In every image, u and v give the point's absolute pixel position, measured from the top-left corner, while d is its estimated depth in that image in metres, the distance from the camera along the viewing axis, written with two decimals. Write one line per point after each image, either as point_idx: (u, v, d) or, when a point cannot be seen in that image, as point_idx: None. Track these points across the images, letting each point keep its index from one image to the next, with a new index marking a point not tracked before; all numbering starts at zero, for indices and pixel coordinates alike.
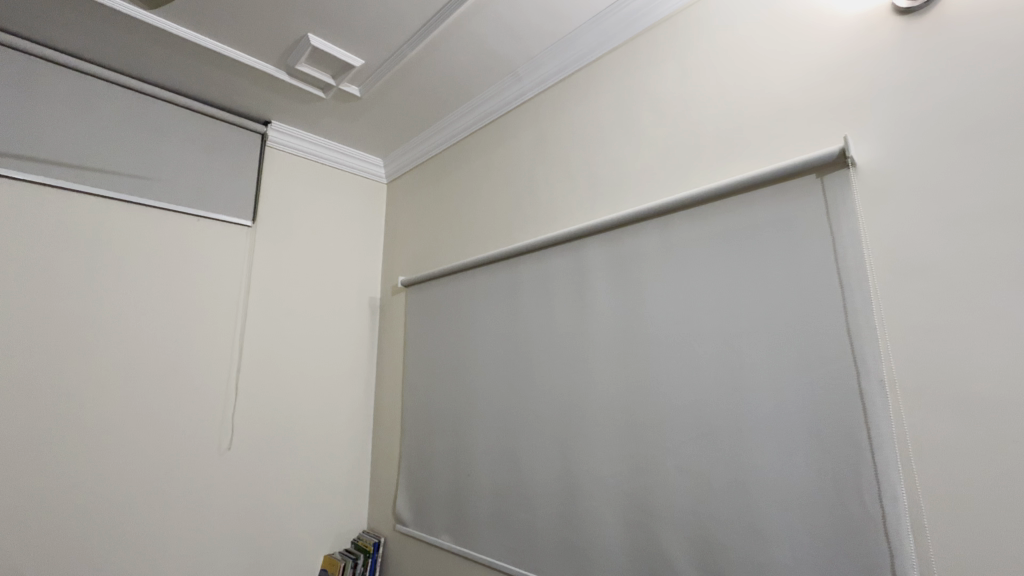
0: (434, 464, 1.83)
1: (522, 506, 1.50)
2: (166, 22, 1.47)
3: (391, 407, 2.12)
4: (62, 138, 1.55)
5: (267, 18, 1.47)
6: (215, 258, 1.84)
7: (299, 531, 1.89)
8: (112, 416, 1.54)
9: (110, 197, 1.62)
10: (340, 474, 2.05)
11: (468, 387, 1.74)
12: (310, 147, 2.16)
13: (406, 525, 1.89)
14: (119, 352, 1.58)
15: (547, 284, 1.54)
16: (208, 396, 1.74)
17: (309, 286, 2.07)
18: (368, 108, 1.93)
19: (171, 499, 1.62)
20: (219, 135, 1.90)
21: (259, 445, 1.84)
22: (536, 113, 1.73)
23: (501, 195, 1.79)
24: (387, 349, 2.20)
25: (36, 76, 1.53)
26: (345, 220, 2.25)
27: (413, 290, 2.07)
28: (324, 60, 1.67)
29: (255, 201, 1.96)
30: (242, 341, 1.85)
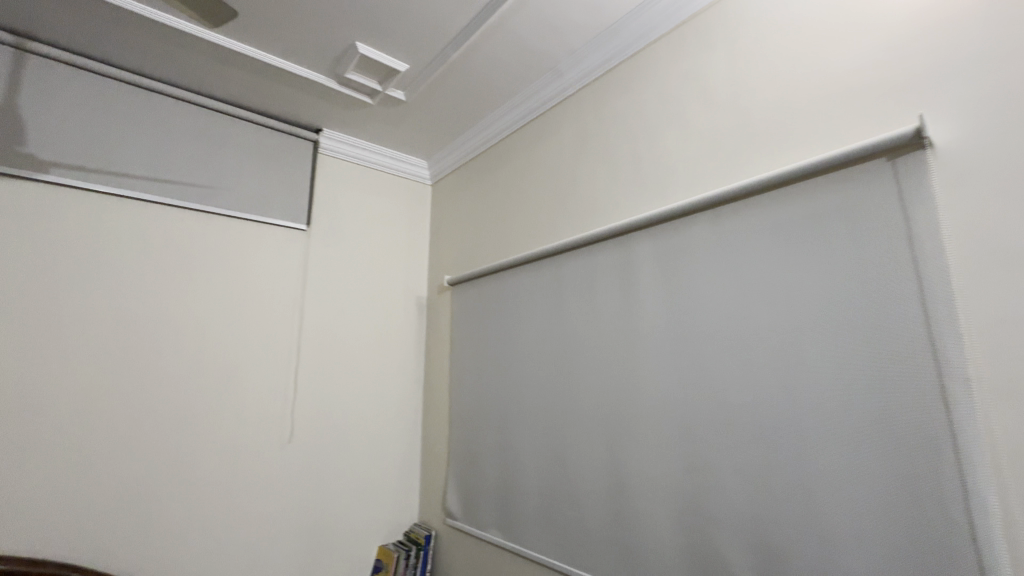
0: (482, 461, 1.85)
1: (571, 504, 1.49)
2: (227, 39, 1.58)
3: (439, 404, 2.16)
4: (136, 154, 1.69)
5: (316, 29, 1.54)
6: (273, 261, 1.94)
7: (354, 522, 1.97)
8: (186, 409, 1.67)
9: (182, 206, 1.75)
10: (392, 468, 2.12)
11: (514, 385, 1.75)
12: (358, 152, 2.23)
13: (456, 519, 1.92)
14: (191, 350, 1.71)
15: (592, 280, 1.52)
16: (269, 391, 1.85)
17: (359, 286, 2.15)
18: (413, 111, 1.97)
19: (238, 488, 1.73)
20: (275, 144, 2.01)
21: (316, 438, 1.93)
22: (578, 108, 1.71)
23: (544, 192, 1.79)
24: (435, 347, 2.25)
25: (117, 98, 1.68)
26: (392, 222, 2.31)
27: (459, 289, 2.10)
28: (370, 67, 1.72)
29: (308, 206, 2.06)
30: (299, 340, 1.95)
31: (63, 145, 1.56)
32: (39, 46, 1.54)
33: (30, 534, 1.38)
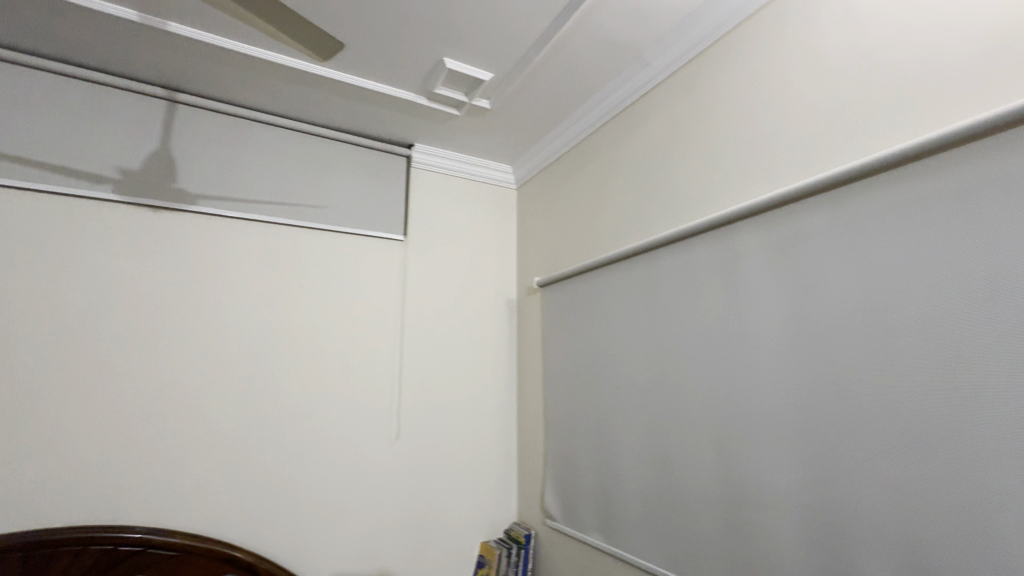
0: (578, 463, 1.83)
1: (678, 510, 1.42)
2: (333, 71, 1.72)
3: (533, 405, 2.18)
4: (260, 181, 1.91)
5: (408, 50, 1.63)
6: (376, 270, 2.08)
7: (457, 517, 2.06)
8: (309, 407, 1.85)
9: (299, 225, 1.95)
10: (490, 466, 2.18)
11: (610, 385, 1.72)
12: (447, 163, 2.33)
13: (555, 521, 1.92)
14: (311, 354, 1.89)
15: (692, 275, 1.45)
16: (377, 391, 1.99)
17: (453, 291, 2.24)
18: (498, 118, 2.02)
19: (354, 480, 1.89)
20: (374, 162, 2.16)
21: (420, 436, 2.04)
22: (668, 96, 1.63)
23: (634, 186, 1.74)
24: (526, 348, 2.27)
25: (245, 134, 1.91)
26: (481, 227, 2.38)
27: (549, 290, 2.11)
28: (456, 80, 1.79)
29: (404, 217, 2.18)
30: (402, 343, 2.08)
31: (205, 179, 1.81)
32: (184, 96, 1.80)
33: (194, 513, 1.62)
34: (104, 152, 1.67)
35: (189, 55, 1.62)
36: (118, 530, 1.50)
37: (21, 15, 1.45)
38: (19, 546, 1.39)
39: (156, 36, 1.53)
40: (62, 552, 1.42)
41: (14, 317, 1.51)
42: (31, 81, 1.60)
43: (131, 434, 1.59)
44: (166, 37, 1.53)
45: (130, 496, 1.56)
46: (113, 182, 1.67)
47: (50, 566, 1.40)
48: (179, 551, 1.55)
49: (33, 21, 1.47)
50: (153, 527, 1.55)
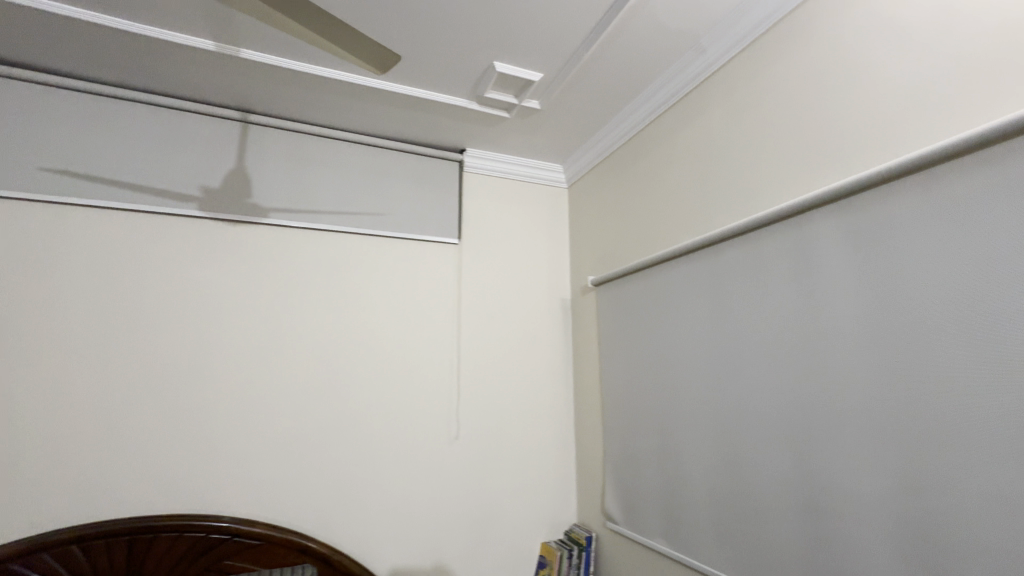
0: (640, 466, 1.79)
1: (750, 516, 1.35)
2: (391, 83, 1.79)
3: (591, 406, 2.15)
4: (325, 193, 2.02)
5: (459, 58, 1.66)
6: (433, 274, 2.14)
7: (517, 516, 2.08)
8: (374, 407, 1.94)
9: (360, 233, 2.04)
10: (549, 467, 2.17)
11: (672, 386, 1.66)
12: (498, 165, 2.35)
13: (617, 523, 1.89)
14: (374, 355, 1.98)
15: (759, 269, 1.37)
16: (437, 391, 2.04)
17: (508, 292, 2.26)
18: (548, 117, 2.01)
19: (417, 478, 1.95)
20: (428, 168, 2.22)
21: (479, 435, 2.08)
22: (727, 82, 1.56)
23: (693, 179, 1.67)
24: (583, 349, 2.25)
25: (310, 148, 2.02)
26: (533, 227, 2.38)
27: (604, 289, 2.08)
28: (507, 82, 1.80)
29: (458, 222, 2.23)
30: (459, 345, 2.12)
31: (276, 193, 1.94)
32: (256, 117, 1.94)
33: (275, 504, 1.74)
34: (189, 172, 1.83)
35: (260, 78, 1.74)
36: (208, 519, 1.63)
37: (118, 53, 1.61)
38: (128, 531, 1.54)
39: (231, 63, 1.65)
40: (161, 537, 1.57)
41: (119, 323, 1.67)
42: (126, 112, 1.78)
43: (218, 431, 1.72)
44: (240, 63, 1.65)
45: (217, 487, 1.68)
46: (196, 200, 1.82)
47: (152, 549, 1.55)
48: (263, 540, 1.66)
49: (129, 57, 1.63)
50: (238, 517, 1.68)
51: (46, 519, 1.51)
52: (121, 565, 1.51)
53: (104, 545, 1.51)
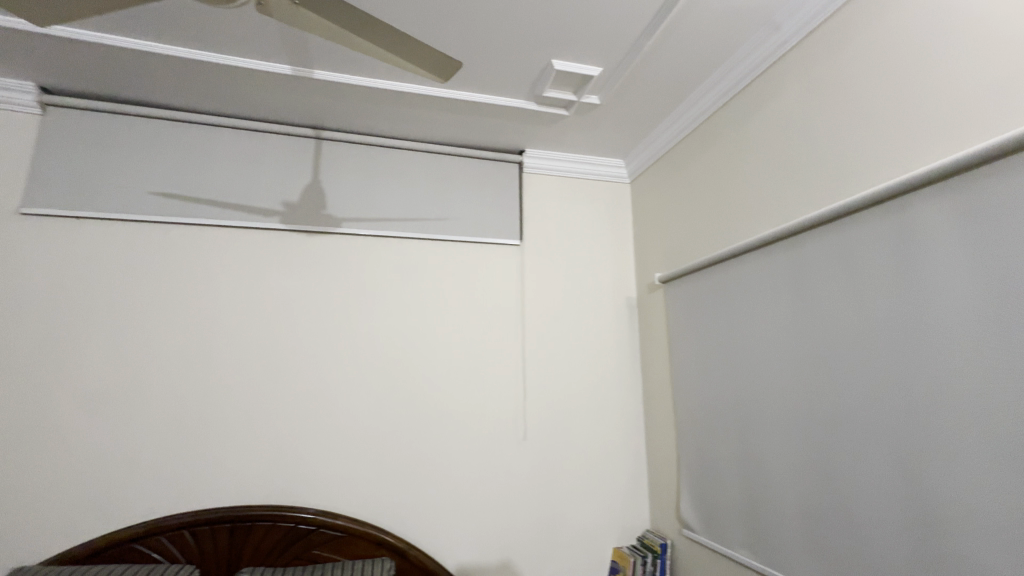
0: (717, 472, 1.70)
1: (846, 530, 1.24)
2: (452, 90, 1.82)
3: (662, 409, 2.07)
4: (392, 200, 2.10)
5: (518, 60, 1.66)
6: (496, 276, 2.16)
7: (587, 519, 2.04)
8: (443, 407, 1.99)
9: (426, 238, 2.11)
10: (618, 470, 2.12)
11: (751, 387, 1.56)
12: (557, 164, 2.33)
13: (693, 531, 1.80)
14: (442, 356, 2.03)
15: (850, 259, 1.25)
16: (504, 392, 2.06)
17: (571, 292, 2.23)
18: (609, 111, 1.97)
19: (487, 478, 1.97)
20: (489, 171, 2.24)
21: (546, 436, 2.07)
22: (808, 57, 1.44)
23: (769, 166, 1.56)
24: (651, 349, 2.17)
25: (377, 159, 2.11)
26: (595, 225, 2.34)
27: (673, 286, 1.99)
28: (566, 80, 1.78)
29: (519, 223, 2.24)
30: (525, 345, 2.13)
31: (347, 204, 2.04)
32: (328, 133, 2.05)
33: (355, 499, 1.83)
34: (270, 188, 1.97)
35: (332, 96, 1.84)
36: (296, 510, 1.75)
37: (210, 83, 1.77)
38: (228, 519, 1.68)
39: (306, 84, 1.76)
40: (257, 525, 1.70)
41: (215, 329, 1.83)
42: (217, 137, 1.95)
43: (301, 429, 1.84)
44: (314, 83, 1.76)
45: (303, 482, 1.80)
46: (279, 214, 1.96)
47: (250, 536, 1.68)
48: (345, 532, 1.76)
49: (218, 87, 1.79)
50: (322, 510, 1.78)
51: (162, 506, 1.68)
52: (223, 549, 1.66)
53: (210, 530, 1.66)
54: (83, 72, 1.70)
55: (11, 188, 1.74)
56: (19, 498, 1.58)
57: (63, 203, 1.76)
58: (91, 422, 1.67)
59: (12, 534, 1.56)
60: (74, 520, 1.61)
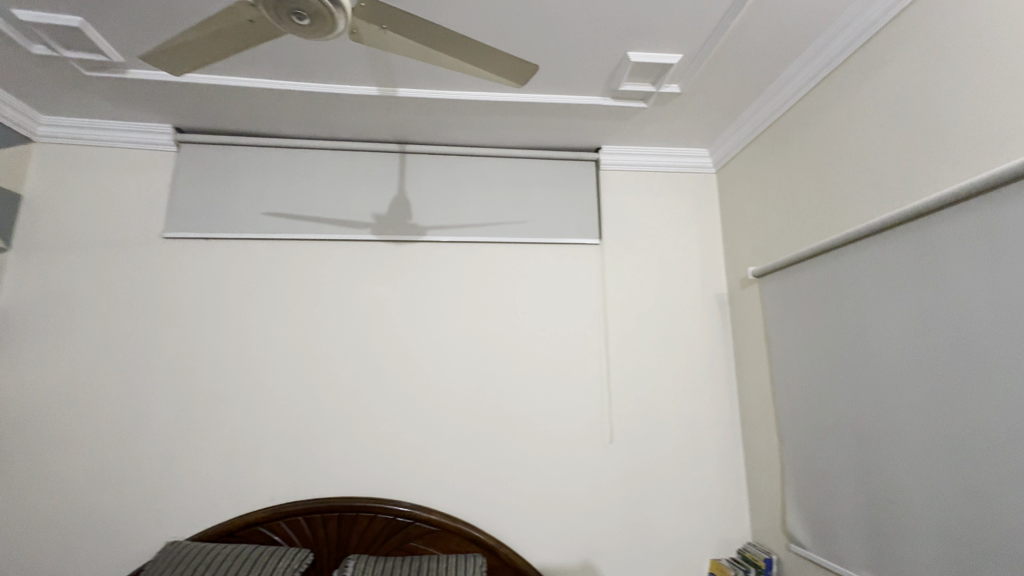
0: (830, 484, 1.54)
1: (997, 559, 1.06)
2: (526, 94, 1.84)
3: (761, 413, 1.93)
4: (472, 207, 2.16)
5: (594, 55, 1.63)
6: (577, 276, 2.14)
7: (680, 528, 1.95)
8: (528, 407, 2.00)
9: (505, 241, 2.14)
10: (713, 477, 2.00)
11: (868, 391, 1.39)
12: (636, 159, 2.26)
13: (803, 547, 1.65)
14: (525, 357, 2.05)
15: (991, 243, 1.08)
16: (589, 394, 2.03)
17: (655, 290, 2.15)
18: (691, 99, 1.87)
19: (575, 481, 1.96)
20: (566, 171, 2.23)
21: (634, 439, 2.01)
22: (930, 14, 1.25)
23: (882, 142, 1.39)
24: (747, 348, 2.02)
25: (457, 168, 2.19)
26: (679, 220, 2.23)
27: (770, 280, 1.84)
28: (643, 71, 1.72)
29: (598, 221, 2.20)
30: (608, 346, 2.08)
31: (431, 213, 2.14)
32: (411, 146, 2.16)
33: (445, 495, 1.91)
34: (362, 203, 2.12)
35: (414, 112, 1.94)
36: (394, 503, 1.85)
37: (308, 110, 1.94)
38: (336, 508, 1.83)
39: (390, 102, 1.87)
40: (361, 515, 1.83)
41: (318, 334, 2.00)
42: (315, 158, 2.13)
43: (396, 426, 1.95)
44: (397, 101, 1.86)
45: (399, 477, 1.91)
46: (370, 226, 2.10)
47: (355, 525, 1.82)
48: (439, 526, 1.84)
49: (315, 113, 1.96)
50: (417, 505, 1.88)
51: (280, 494, 1.87)
52: (333, 536, 1.80)
53: (321, 518, 1.82)
54: (206, 111, 1.95)
55: (156, 216, 2.04)
56: (169, 482, 1.84)
57: (193, 226, 2.03)
58: (223, 417, 1.90)
59: (165, 512, 1.82)
60: (210, 503, 1.84)
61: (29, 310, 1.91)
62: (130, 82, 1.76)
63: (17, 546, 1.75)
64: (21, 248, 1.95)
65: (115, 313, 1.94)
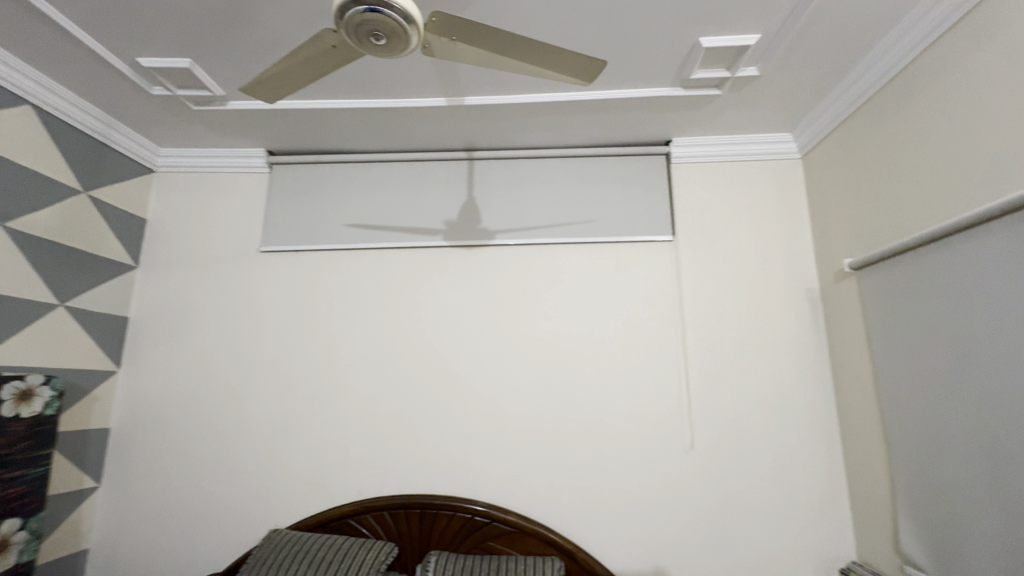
0: (952, 501, 1.36)
1: None
2: (591, 91, 1.81)
3: (863, 420, 1.75)
4: (540, 209, 2.16)
5: (662, 45, 1.57)
6: (649, 275, 2.07)
7: (772, 541, 1.82)
8: (602, 410, 1.97)
9: (574, 242, 2.12)
10: (809, 488, 1.85)
11: (994, 396, 1.22)
12: (710, 149, 2.15)
13: (920, 570, 1.47)
14: (597, 359, 2.01)
15: None
16: (667, 396, 1.96)
17: (736, 287, 2.03)
18: (770, 81, 1.74)
19: (653, 488, 1.89)
20: (635, 167, 2.17)
21: (716, 445, 1.90)
22: None
23: (1006, 111, 1.21)
24: (845, 348, 1.85)
25: (523, 170, 2.21)
26: (761, 211, 2.09)
27: (868, 273, 1.67)
28: (718, 57, 1.62)
29: (670, 217, 2.12)
30: (685, 347, 2.00)
31: (499, 217, 2.17)
32: (479, 152, 2.21)
33: (520, 497, 1.92)
34: (434, 210, 2.20)
35: (480, 119, 1.98)
36: (470, 503, 1.90)
37: (382, 126, 2.05)
38: (418, 505, 1.90)
39: (458, 111, 1.93)
40: (440, 513, 1.89)
41: (394, 338, 2.10)
42: (389, 171, 2.24)
43: (470, 427, 1.99)
44: (464, 109, 1.91)
45: (474, 477, 1.95)
46: (442, 232, 2.18)
47: (436, 522, 1.88)
48: (515, 527, 1.85)
49: (388, 128, 2.06)
50: (493, 505, 1.90)
51: (367, 489, 1.98)
52: (416, 533, 1.88)
53: (404, 514, 1.90)
54: (292, 134, 2.11)
55: (253, 232, 2.25)
56: (270, 474, 2.01)
57: (284, 240, 2.21)
58: (314, 416, 2.05)
59: (267, 502, 1.99)
60: (305, 495, 1.99)
61: (153, 319, 2.18)
62: (229, 112, 1.95)
63: (150, 527, 2.00)
64: (147, 265, 2.23)
65: (222, 321, 2.16)
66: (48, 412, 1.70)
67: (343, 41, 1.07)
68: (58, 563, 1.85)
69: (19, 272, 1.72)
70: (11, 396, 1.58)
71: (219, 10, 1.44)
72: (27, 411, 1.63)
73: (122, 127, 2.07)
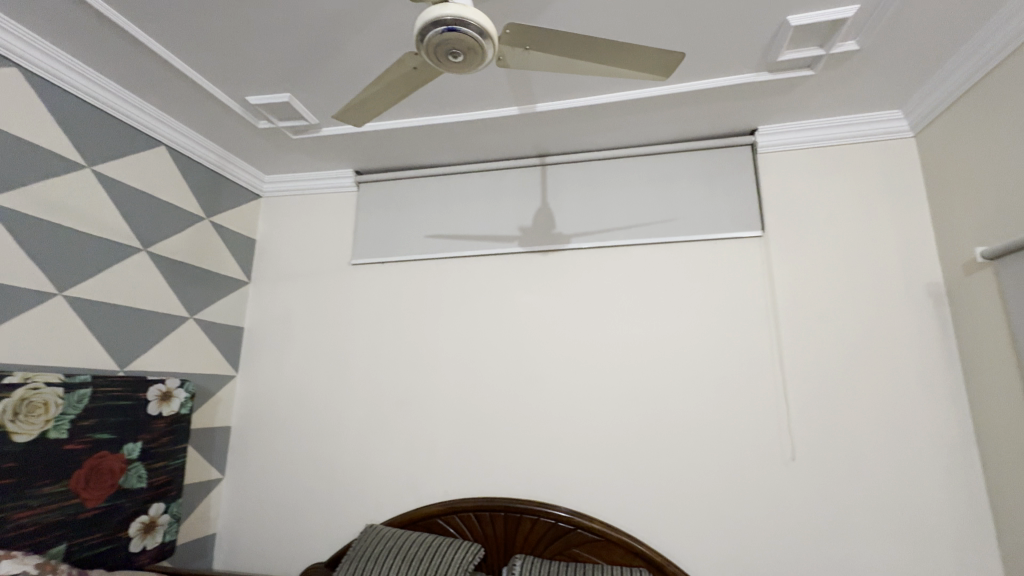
0: None
1: None
2: (666, 86, 1.75)
3: (1008, 432, 1.50)
4: (615, 210, 2.12)
5: (744, 30, 1.48)
6: (736, 274, 1.95)
7: (894, 568, 1.62)
8: (689, 416, 1.87)
9: (652, 242, 2.05)
10: (940, 509, 1.62)
11: None
12: (802, 136, 1.98)
13: None
14: (682, 363, 1.93)
15: None
16: (762, 403, 1.82)
17: (838, 283, 1.85)
18: (873, 55, 1.57)
19: (748, 501, 1.76)
20: (717, 161, 2.06)
21: (822, 457, 1.74)
22: None
23: None
24: (980, 349, 1.61)
25: (596, 172, 2.18)
26: (865, 200, 1.89)
27: (1008, 263, 1.44)
28: (807, 35, 1.50)
29: (758, 211, 1.98)
30: (782, 350, 1.85)
31: (574, 220, 2.16)
32: (551, 158, 2.22)
33: (604, 503, 1.88)
34: (508, 217, 2.24)
35: (552, 124, 1.99)
36: (554, 508, 1.89)
37: (458, 139, 2.13)
38: (502, 508, 1.93)
39: (530, 119, 1.95)
40: (524, 517, 1.90)
41: (475, 343, 2.16)
42: (465, 181, 2.32)
43: (551, 431, 1.99)
44: (536, 116, 1.93)
45: (557, 482, 1.94)
46: (517, 239, 2.21)
47: (520, 526, 1.89)
48: (601, 536, 1.81)
49: (463, 140, 2.14)
50: (576, 511, 1.88)
51: (453, 490, 2.04)
52: (501, 535, 1.90)
53: (488, 516, 1.93)
54: (377, 153, 2.27)
55: (344, 247, 2.43)
56: (365, 472, 2.15)
57: (371, 253, 2.37)
58: (402, 418, 2.16)
59: (363, 498, 2.13)
60: (397, 492, 2.10)
61: (263, 329, 2.42)
62: (322, 138, 2.14)
63: (264, 515, 2.22)
64: (257, 281, 2.49)
65: (320, 329, 2.36)
66: (183, 411, 1.95)
67: (423, 62, 1.13)
68: (193, 544, 2.12)
69: (160, 290, 2.01)
70: (155, 396, 1.84)
71: (313, 47, 1.59)
72: (167, 410, 1.89)
73: (235, 159, 2.35)
